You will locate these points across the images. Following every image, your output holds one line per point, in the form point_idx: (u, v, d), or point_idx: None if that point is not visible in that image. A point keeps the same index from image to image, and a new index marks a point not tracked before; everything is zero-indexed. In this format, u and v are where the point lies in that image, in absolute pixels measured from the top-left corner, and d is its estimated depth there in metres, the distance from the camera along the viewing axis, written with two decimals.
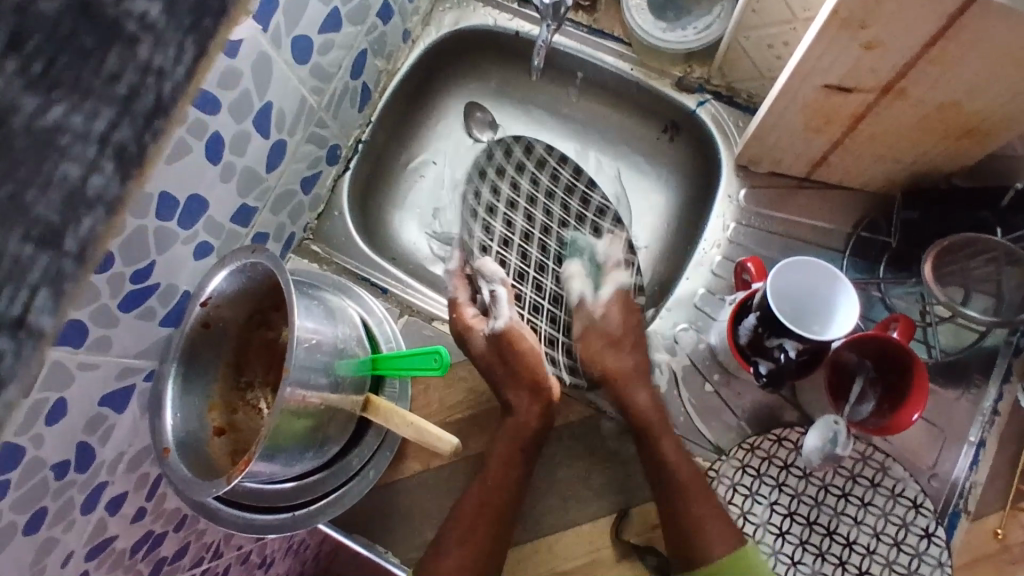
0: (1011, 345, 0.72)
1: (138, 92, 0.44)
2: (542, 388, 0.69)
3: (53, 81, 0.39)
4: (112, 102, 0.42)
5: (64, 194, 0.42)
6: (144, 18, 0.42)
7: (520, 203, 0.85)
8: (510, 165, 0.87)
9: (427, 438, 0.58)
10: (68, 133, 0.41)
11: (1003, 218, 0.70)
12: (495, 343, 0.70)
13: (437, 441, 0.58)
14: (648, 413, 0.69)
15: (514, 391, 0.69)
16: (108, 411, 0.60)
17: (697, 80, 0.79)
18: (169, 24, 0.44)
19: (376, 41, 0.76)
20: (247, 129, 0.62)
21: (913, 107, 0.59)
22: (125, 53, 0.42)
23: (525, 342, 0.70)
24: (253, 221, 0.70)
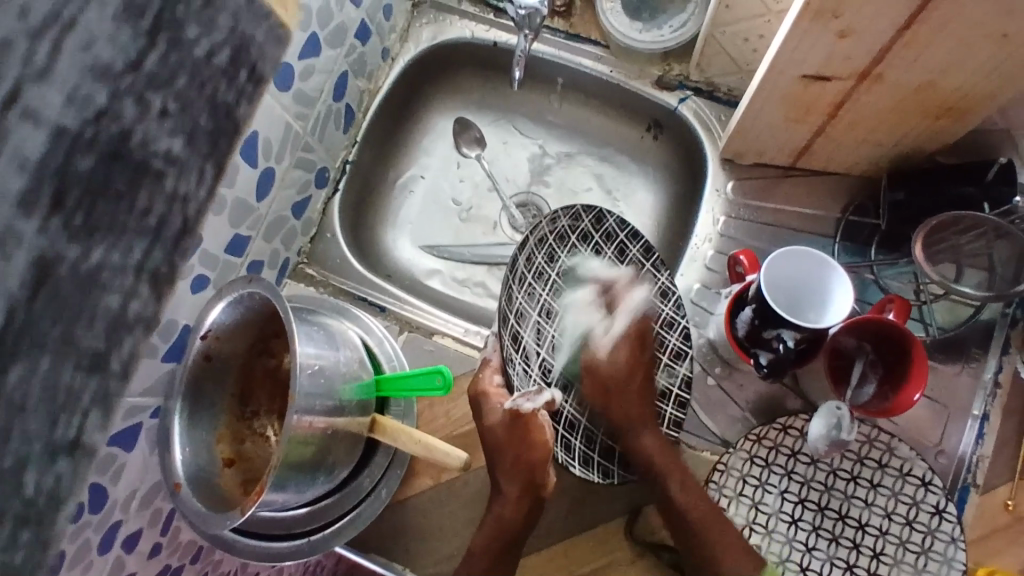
0: (1007, 316, 0.72)
1: (162, 224, 0.47)
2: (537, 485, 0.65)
3: (91, 233, 0.42)
4: (142, 236, 0.46)
5: (110, 326, 0.45)
6: (169, 157, 0.46)
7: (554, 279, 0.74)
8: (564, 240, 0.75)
9: (437, 455, 0.58)
10: (110, 276, 0.44)
11: (991, 192, 0.68)
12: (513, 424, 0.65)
13: (448, 457, 0.58)
14: (658, 459, 0.67)
15: (511, 480, 0.65)
16: (119, 450, 0.61)
17: (676, 77, 0.79)
18: (185, 158, 0.47)
19: (357, 62, 0.76)
20: (235, 160, 0.63)
21: (892, 91, 0.60)
22: (152, 192, 0.46)
23: (541, 432, 0.66)
24: (248, 251, 0.70)
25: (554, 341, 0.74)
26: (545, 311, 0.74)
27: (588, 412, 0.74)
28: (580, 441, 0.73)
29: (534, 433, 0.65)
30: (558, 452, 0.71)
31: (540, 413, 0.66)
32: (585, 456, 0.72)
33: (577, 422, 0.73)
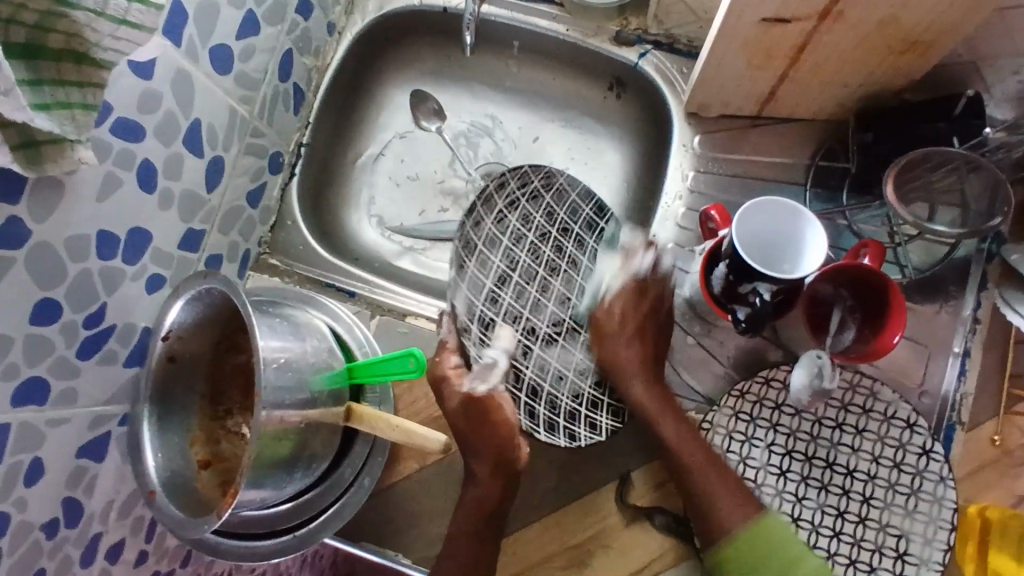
0: (983, 253, 0.72)
1: None
2: (506, 462, 0.64)
3: None
4: None
5: None
6: None
7: (506, 242, 0.72)
8: (504, 200, 0.73)
9: (414, 439, 0.57)
10: None
11: (958, 125, 0.67)
12: (472, 405, 0.65)
13: (426, 441, 0.57)
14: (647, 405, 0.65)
15: (478, 458, 0.64)
16: (89, 462, 0.59)
17: (634, 32, 0.77)
18: None
19: (301, 39, 0.73)
20: (179, 150, 0.60)
21: (851, 29, 0.58)
22: None
23: (501, 414, 0.65)
24: (204, 245, 0.67)
25: (511, 310, 0.71)
26: (499, 278, 0.72)
27: (572, 368, 0.71)
28: (544, 408, 0.70)
29: (494, 412, 0.65)
30: (522, 421, 0.69)
31: (500, 394, 0.66)
32: (549, 422, 0.70)
33: (539, 387, 0.71)
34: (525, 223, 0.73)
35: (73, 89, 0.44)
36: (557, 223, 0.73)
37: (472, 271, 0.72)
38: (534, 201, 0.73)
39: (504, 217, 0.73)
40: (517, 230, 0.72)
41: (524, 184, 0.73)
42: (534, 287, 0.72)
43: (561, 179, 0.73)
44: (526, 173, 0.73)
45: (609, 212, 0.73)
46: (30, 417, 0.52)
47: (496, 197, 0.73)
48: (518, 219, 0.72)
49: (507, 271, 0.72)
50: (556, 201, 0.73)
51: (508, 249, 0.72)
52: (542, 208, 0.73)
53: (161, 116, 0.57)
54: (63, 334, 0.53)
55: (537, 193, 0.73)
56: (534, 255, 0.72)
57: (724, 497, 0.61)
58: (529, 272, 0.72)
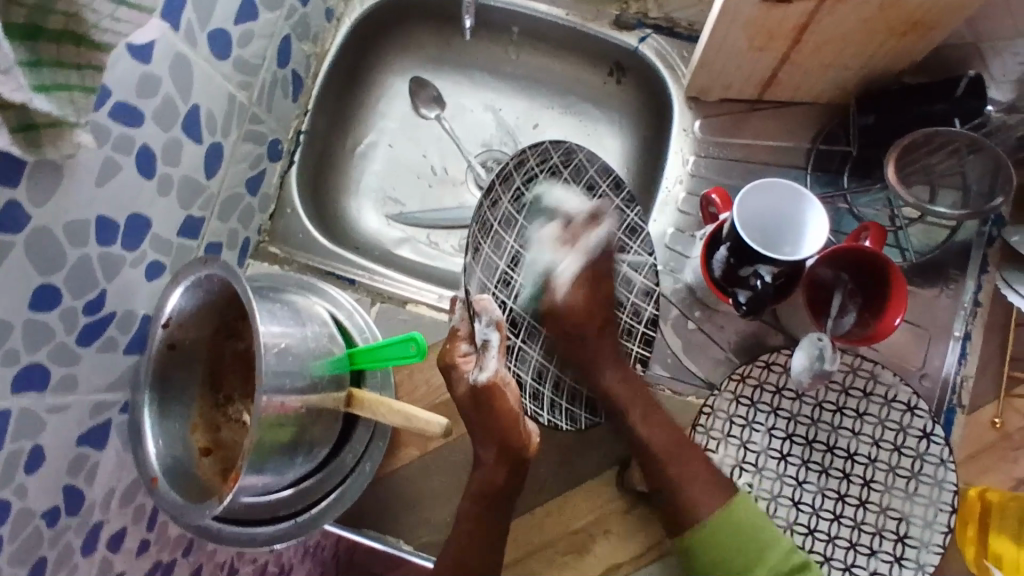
0: (984, 235, 0.71)
1: None
2: (512, 450, 0.61)
3: None
4: None
5: None
6: None
7: (520, 222, 0.68)
8: (523, 178, 0.68)
9: (418, 424, 0.56)
10: None
11: (961, 107, 0.67)
12: (478, 392, 0.60)
13: (428, 425, 0.57)
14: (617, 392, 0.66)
15: (486, 443, 0.62)
16: (89, 450, 0.59)
17: (635, 16, 0.76)
18: None
19: (299, 25, 0.72)
20: (177, 136, 0.60)
21: (854, 10, 0.58)
22: None
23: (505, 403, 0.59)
24: (203, 232, 0.67)
25: (524, 292, 0.69)
26: (516, 262, 0.68)
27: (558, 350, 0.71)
28: (549, 390, 0.71)
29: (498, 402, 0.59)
30: (527, 404, 0.69)
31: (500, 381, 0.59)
32: (552, 402, 0.70)
33: (546, 369, 0.70)
34: (542, 202, 0.69)
35: (71, 73, 0.44)
36: (574, 201, 0.70)
37: (486, 253, 0.66)
38: (553, 179, 0.69)
39: (522, 195, 0.68)
40: (534, 210, 0.69)
41: (543, 162, 0.69)
42: (547, 267, 0.70)
43: (581, 155, 0.70)
44: (547, 149, 0.69)
45: (625, 189, 0.70)
46: (29, 404, 0.52)
47: (515, 174, 0.68)
48: (535, 200, 0.69)
49: (521, 252, 0.69)
50: (575, 176, 0.70)
51: (523, 229, 0.68)
52: (558, 186, 0.70)
53: (159, 101, 0.56)
54: (63, 320, 0.53)
55: (557, 169, 0.70)
56: (549, 235, 0.70)
57: (694, 477, 0.63)
58: (541, 251, 0.70)
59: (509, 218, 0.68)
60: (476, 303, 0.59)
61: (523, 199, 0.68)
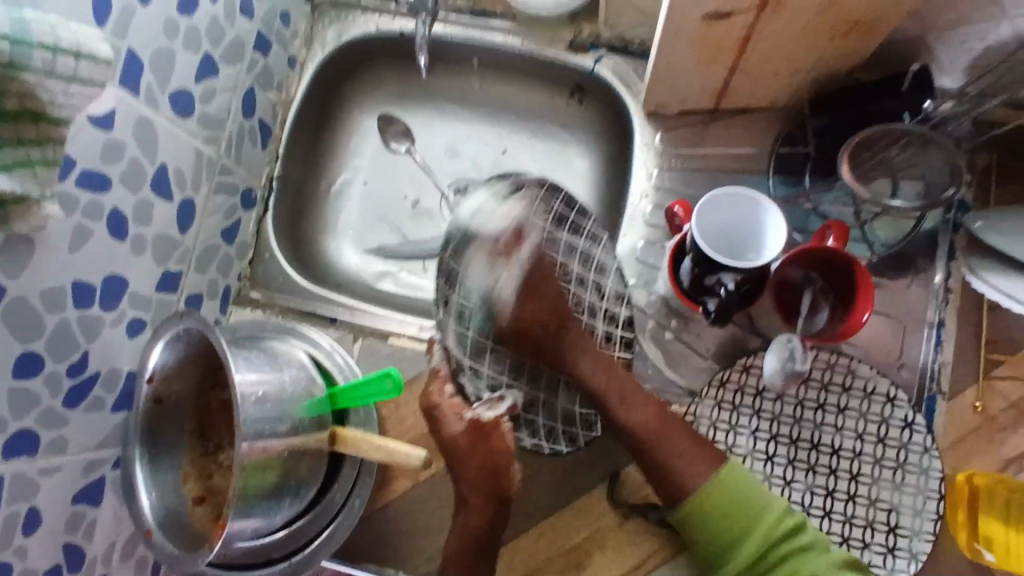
0: (949, 223, 0.73)
1: None
2: (501, 489, 0.63)
3: None
4: None
5: None
6: None
7: None
8: (471, 221, 0.72)
9: (400, 460, 0.58)
10: None
11: (909, 101, 0.68)
12: (472, 431, 0.64)
13: (408, 458, 0.58)
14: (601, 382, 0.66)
15: (471, 492, 0.63)
16: (86, 507, 0.60)
17: (588, 38, 0.78)
18: None
19: (261, 75, 0.74)
20: (147, 196, 0.61)
21: (791, 18, 0.59)
22: None
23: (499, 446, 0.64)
24: (182, 285, 0.68)
25: None
26: (493, 307, 0.71)
27: (506, 371, 0.72)
28: (543, 418, 0.73)
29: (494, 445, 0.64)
30: (525, 438, 0.72)
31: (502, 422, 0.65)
32: (547, 429, 0.72)
33: (536, 398, 0.73)
34: None
35: (30, 148, 0.46)
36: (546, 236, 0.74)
37: (456, 302, 0.69)
38: (507, 215, 0.72)
39: None
40: None
41: (498, 199, 0.72)
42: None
43: (533, 183, 0.72)
44: (497, 186, 0.72)
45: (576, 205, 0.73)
46: (21, 469, 0.53)
47: None
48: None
49: None
50: (531, 207, 0.72)
51: None
52: (518, 218, 0.72)
53: (125, 165, 0.58)
54: (48, 385, 0.55)
55: (511, 203, 0.72)
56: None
57: (678, 441, 0.62)
58: None
59: None
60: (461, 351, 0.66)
61: None
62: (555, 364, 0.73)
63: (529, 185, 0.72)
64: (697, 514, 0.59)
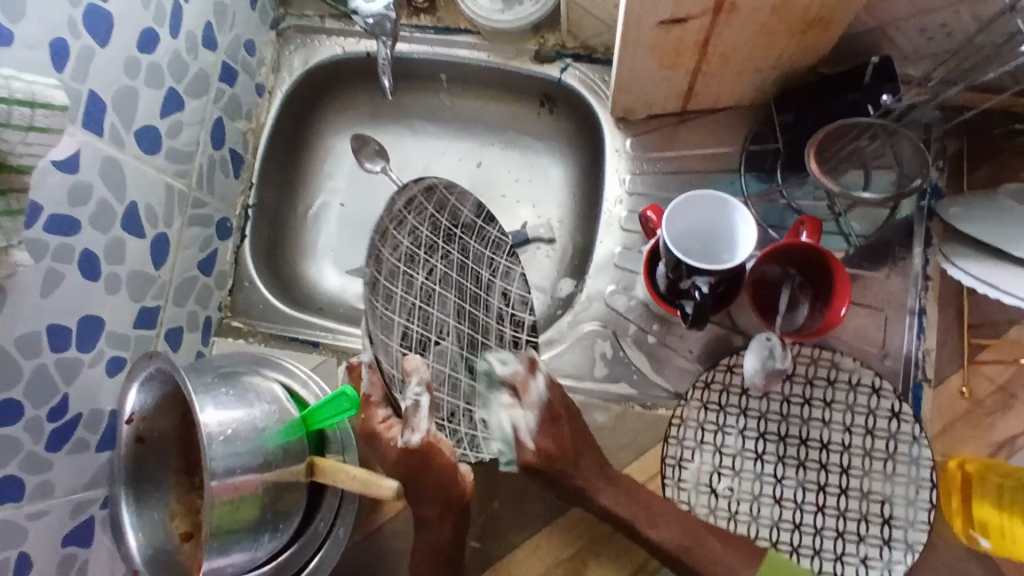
0: (924, 210, 0.73)
1: None
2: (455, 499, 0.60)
3: None
4: None
5: None
6: None
7: (422, 256, 0.64)
8: (409, 211, 0.63)
9: (372, 490, 0.55)
10: None
11: (870, 93, 0.68)
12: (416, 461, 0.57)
13: (380, 489, 0.55)
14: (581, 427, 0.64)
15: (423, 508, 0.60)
16: (76, 549, 0.61)
17: (553, 48, 0.78)
18: None
19: (229, 105, 0.75)
20: (118, 235, 0.61)
21: (748, 19, 0.60)
22: None
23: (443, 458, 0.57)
24: (161, 320, 0.68)
25: (439, 343, 0.64)
26: (425, 321, 0.63)
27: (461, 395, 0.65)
28: (470, 427, 0.65)
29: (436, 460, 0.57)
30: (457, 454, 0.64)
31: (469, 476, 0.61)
32: (471, 437, 0.65)
33: (470, 412, 0.65)
34: (437, 231, 0.65)
35: None
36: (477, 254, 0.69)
37: (381, 310, 0.59)
38: (442, 211, 0.66)
39: (410, 230, 0.63)
40: (430, 240, 0.64)
41: (429, 194, 0.65)
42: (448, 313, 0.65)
43: (441, 187, 0.66)
44: (433, 183, 0.65)
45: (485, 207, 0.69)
46: (6, 516, 0.53)
47: (408, 214, 0.63)
48: (409, 248, 0.63)
49: (432, 287, 0.64)
50: (460, 203, 0.67)
51: (426, 262, 0.64)
52: (443, 233, 0.66)
53: (94, 206, 0.58)
54: (28, 431, 0.55)
55: (444, 199, 0.66)
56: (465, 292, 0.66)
57: (714, 543, 0.61)
58: (461, 287, 0.66)
59: (405, 258, 0.62)
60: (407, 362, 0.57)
61: (414, 234, 0.63)
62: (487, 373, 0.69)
63: (457, 186, 0.67)
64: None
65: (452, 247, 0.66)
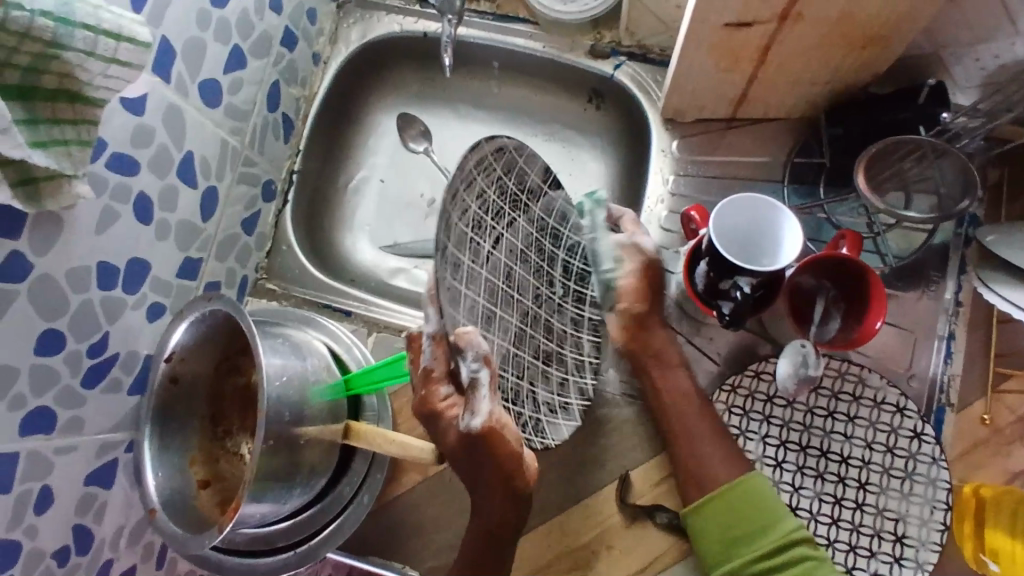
0: (961, 237, 0.73)
1: None
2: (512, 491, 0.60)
3: None
4: None
5: None
6: None
7: (489, 222, 0.63)
8: (480, 175, 0.60)
9: (413, 453, 0.59)
10: None
11: (923, 114, 0.69)
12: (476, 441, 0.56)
13: (422, 452, 0.59)
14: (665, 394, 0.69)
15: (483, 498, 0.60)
16: (98, 489, 0.61)
17: (609, 44, 0.80)
18: None
19: (287, 70, 0.76)
20: (172, 182, 0.62)
21: (812, 29, 0.61)
22: None
23: (505, 444, 0.57)
24: (202, 272, 0.69)
25: (488, 311, 0.64)
26: (490, 292, 0.64)
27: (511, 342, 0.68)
28: (542, 388, 0.72)
29: (497, 443, 0.57)
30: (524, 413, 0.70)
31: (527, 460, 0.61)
32: (547, 403, 0.72)
33: (535, 369, 0.71)
34: (503, 198, 0.64)
35: (66, 127, 0.46)
36: (536, 224, 0.69)
37: (455, 284, 0.59)
38: (507, 175, 0.64)
39: (482, 197, 0.61)
40: (498, 205, 0.63)
41: (499, 155, 0.62)
42: (500, 282, 0.65)
43: (510, 147, 0.63)
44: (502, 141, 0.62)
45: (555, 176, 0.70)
46: (38, 446, 0.54)
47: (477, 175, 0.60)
48: (488, 210, 0.62)
49: (501, 253, 0.65)
50: (516, 181, 0.65)
51: (492, 229, 0.63)
52: (506, 197, 0.64)
53: (154, 150, 0.59)
54: (68, 364, 0.55)
55: (513, 160, 0.64)
56: (517, 258, 0.67)
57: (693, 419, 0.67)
58: (513, 249, 0.66)
59: (475, 226, 0.61)
60: (459, 336, 0.55)
61: (485, 201, 0.61)
62: (534, 344, 0.71)
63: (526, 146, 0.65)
64: (718, 503, 0.63)
65: (518, 214, 0.66)
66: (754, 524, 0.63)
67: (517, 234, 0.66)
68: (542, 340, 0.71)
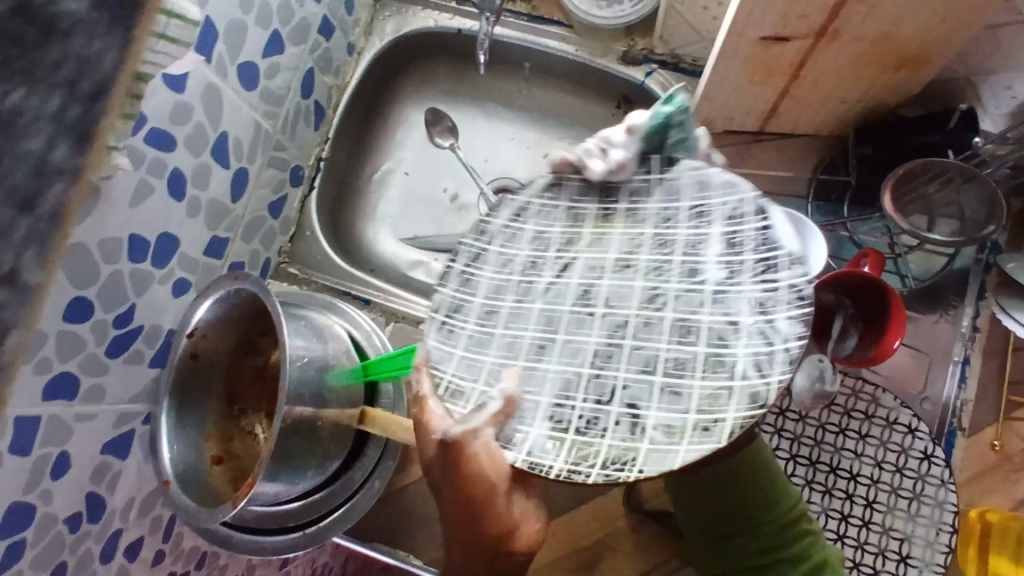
0: (981, 263, 0.73)
1: None
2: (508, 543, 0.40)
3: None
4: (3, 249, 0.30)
5: None
6: None
7: (541, 256, 0.53)
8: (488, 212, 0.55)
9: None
10: None
11: (952, 138, 0.70)
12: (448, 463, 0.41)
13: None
14: None
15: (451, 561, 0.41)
16: (113, 458, 0.61)
17: (641, 52, 0.80)
18: None
19: (322, 58, 0.77)
20: (206, 161, 0.63)
21: (848, 46, 0.61)
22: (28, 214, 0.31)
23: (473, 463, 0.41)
24: (227, 252, 0.70)
25: (534, 350, 0.49)
26: (544, 320, 0.50)
27: (637, 370, 0.46)
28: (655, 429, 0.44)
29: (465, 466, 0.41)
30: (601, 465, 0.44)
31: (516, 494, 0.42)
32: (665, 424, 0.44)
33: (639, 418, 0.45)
34: (567, 224, 0.53)
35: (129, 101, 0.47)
36: (646, 221, 0.51)
37: (463, 329, 0.51)
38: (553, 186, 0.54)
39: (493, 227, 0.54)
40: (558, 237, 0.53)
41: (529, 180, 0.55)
42: (572, 305, 0.50)
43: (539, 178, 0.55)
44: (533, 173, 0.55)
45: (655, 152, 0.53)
46: (60, 411, 0.54)
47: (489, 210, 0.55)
48: (529, 255, 0.53)
49: (565, 282, 0.51)
50: (582, 194, 0.54)
51: (554, 259, 0.52)
52: (563, 217, 0.54)
53: (191, 128, 0.60)
54: (95, 332, 0.56)
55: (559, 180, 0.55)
56: (609, 274, 0.50)
57: None
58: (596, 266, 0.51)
59: (517, 262, 0.53)
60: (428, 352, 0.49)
61: (508, 232, 0.54)
62: (660, 358, 0.46)
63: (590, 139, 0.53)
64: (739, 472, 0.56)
65: (613, 225, 0.52)
66: (763, 491, 0.55)
67: (608, 246, 0.51)
68: (659, 350, 0.47)
